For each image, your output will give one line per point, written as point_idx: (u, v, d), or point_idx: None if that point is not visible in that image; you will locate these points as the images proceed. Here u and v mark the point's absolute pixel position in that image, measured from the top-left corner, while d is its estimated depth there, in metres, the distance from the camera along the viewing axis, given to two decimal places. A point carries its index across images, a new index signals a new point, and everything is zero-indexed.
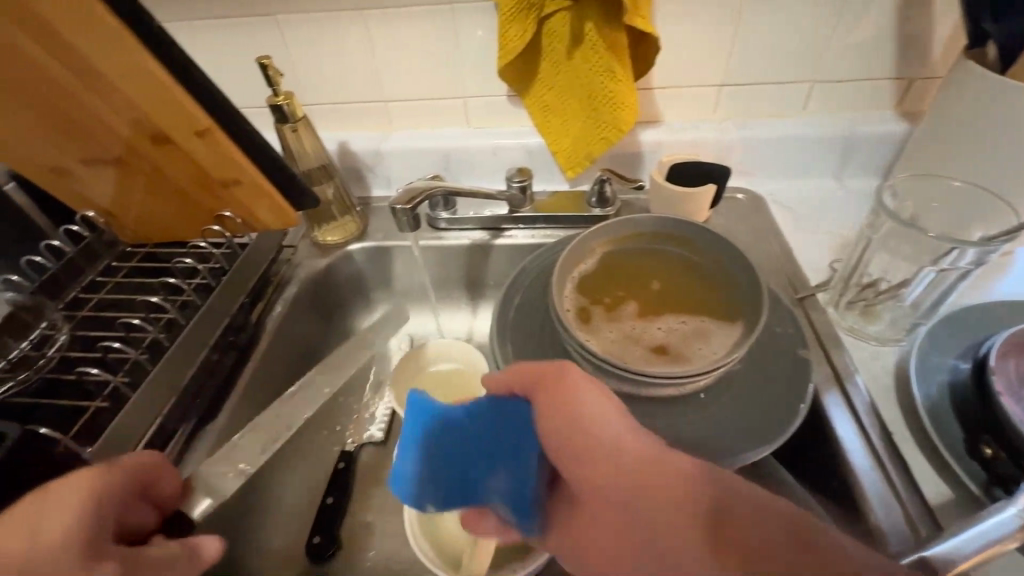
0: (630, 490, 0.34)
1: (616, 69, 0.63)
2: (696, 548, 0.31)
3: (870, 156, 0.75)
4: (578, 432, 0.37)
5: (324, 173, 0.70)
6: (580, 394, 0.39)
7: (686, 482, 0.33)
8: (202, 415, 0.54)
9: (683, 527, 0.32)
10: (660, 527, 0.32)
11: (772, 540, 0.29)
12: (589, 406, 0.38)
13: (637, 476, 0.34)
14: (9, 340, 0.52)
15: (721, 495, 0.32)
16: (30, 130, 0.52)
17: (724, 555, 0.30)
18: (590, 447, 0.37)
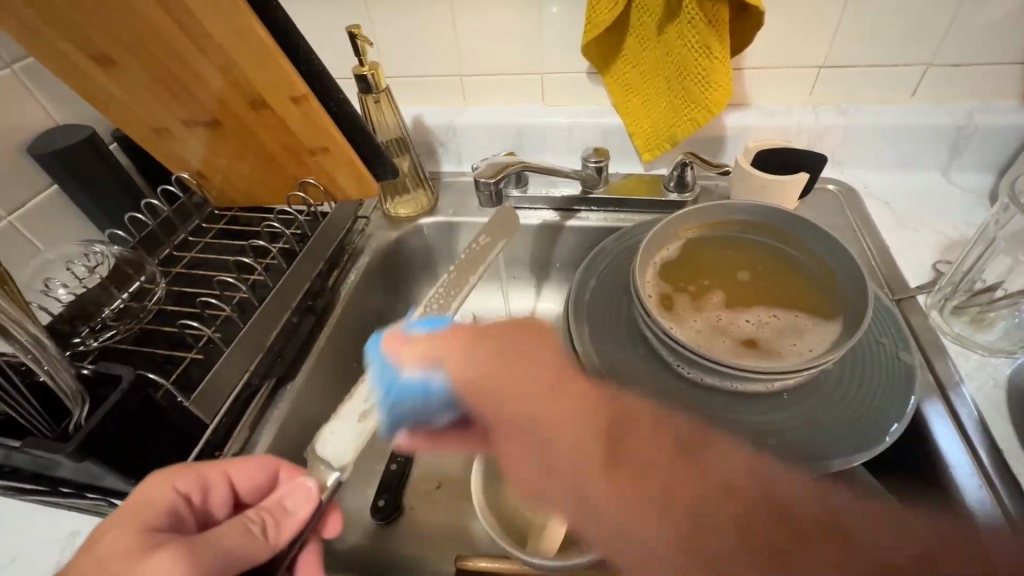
0: (527, 431, 0.36)
1: (714, 45, 0.58)
2: (548, 387, 0.36)
3: (985, 150, 0.68)
4: (497, 386, 0.36)
5: (400, 146, 0.71)
6: (513, 365, 0.36)
7: (596, 418, 0.35)
8: (283, 373, 0.56)
9: (541, 389, 0.36)
10: (519, 395, 0.36)
11: (632, 423, 0.35)
12: (477, 345, 0.38)
13: (536, 415, 0.35)
14: (113, 289, 0.57)
15: (619, 419, 0.35)
16: (140, 91, 0.54)
17: (618, 473, 0.33)
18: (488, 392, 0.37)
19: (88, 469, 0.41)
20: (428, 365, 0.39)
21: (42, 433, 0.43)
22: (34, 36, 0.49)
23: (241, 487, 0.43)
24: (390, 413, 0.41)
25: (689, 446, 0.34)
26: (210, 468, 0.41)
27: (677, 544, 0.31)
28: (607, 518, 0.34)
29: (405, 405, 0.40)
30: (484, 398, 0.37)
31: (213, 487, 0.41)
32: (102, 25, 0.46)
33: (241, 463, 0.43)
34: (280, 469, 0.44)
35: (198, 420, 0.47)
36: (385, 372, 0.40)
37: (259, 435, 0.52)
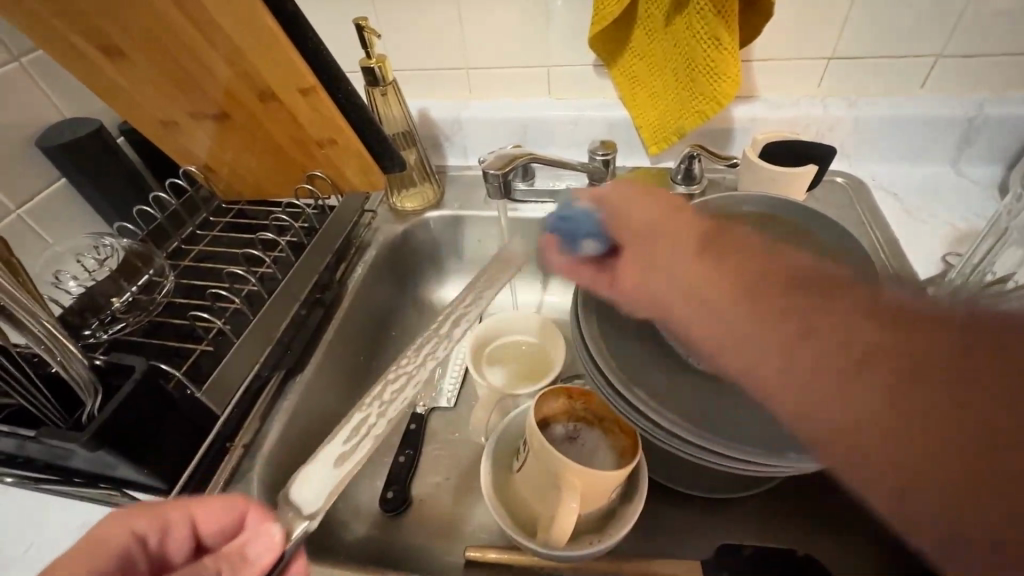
0: (651, 250, 0.49)
1: (723, 36, 0.58)
2: (692, 260, 0.46)
3: (993, 142, 0.68)
4: (647, 240, 0.49)
5: (407, 139, 0.70)
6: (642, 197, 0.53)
7: (689, 232, 0.49)
8: (292, 365, 0.56)
9: (679, 257, 0.46)
10: (670, 263, 0.47)
11: (775, 301, 0.40)
12: (641, 202, 0.53)
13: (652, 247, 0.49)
14: (123, 282, 0.57)
15: (722, 262, 0.45)
16: (149, 83, 0.54)
17: (709, 257, 0.45)
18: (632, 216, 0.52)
19: (101, 458, 0.41)
20: (595, 201, 0.55)
21: (54, 423, 0.43)
22: (43, 28, 0.49)
23: (206, 527, 0.40)
24: (558, 225, 0.57)
25: (898, 312, 0.36)
26: (172, 509, 0.39)
27: (843, 376, 0.35)
28: (771, 378, 0.38)
29: (567, 227, 0.56)
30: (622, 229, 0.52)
31: (174, 527, 0.40)
32: (112, 16, 0.46)
33: (206, 503, 0.40)
34: (248, 512, 0.41)
35: (208, 411, 0.47)
36: (583, 213, 0.56)
37: (269, 425, 0.52)
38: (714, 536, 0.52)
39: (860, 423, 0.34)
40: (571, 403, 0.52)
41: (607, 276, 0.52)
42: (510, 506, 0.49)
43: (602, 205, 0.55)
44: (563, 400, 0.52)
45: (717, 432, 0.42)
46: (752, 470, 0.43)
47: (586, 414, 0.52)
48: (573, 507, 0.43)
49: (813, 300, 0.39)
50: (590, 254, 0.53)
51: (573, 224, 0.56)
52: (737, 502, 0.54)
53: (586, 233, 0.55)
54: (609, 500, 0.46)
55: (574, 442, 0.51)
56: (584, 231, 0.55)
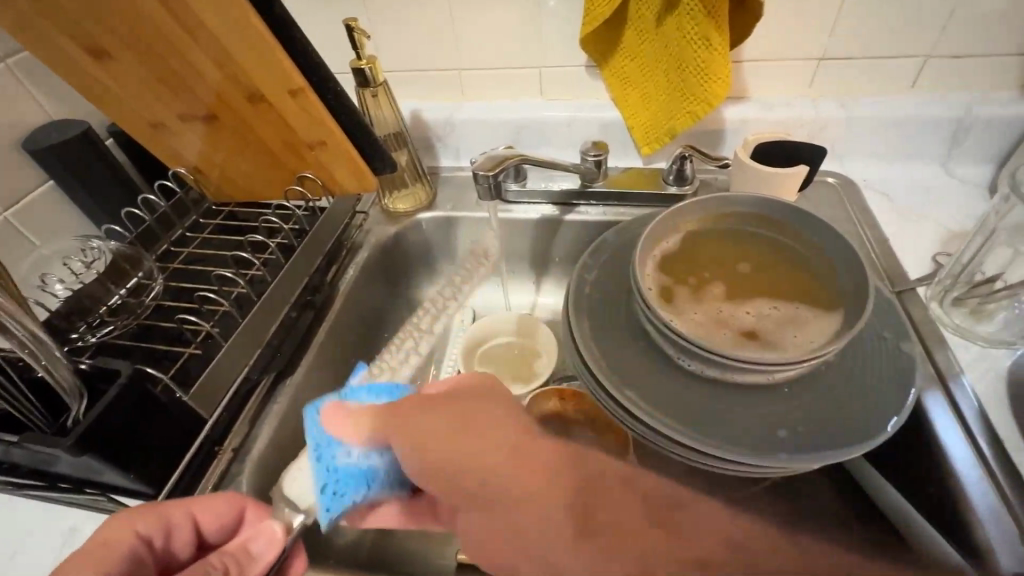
0: (511, 499, 0.34)
1: (713, 36, 0.58)
2: (565, 547, 0.32)
3: (984, 142, 0.68)
4: (451, 433, 0.38)
5: (398, 141, 0.70)
6: (484, 424, 0.37)
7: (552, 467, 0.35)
8: (282, 368, 0.56)
9: (559, 538, 0.32)
10: (553, 553, 0.32)
11: (650, 535, 0.30)
12: (470, 435, 0.37)
13: (517, 494, 0.34)
14: (110, 285, 0.56)
15: (591, 482, 0.34)
16: (136, 86, 0.54)
17: (590, 544, 0.31)
18: (471, 449, 0.36)
19: (86, 463, 0.40)
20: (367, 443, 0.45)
21: (39, 428, 0.43)
22: (27, 28, 0.48)
23: (203, 529, 0.41)
24: (327, 507, 0.46)
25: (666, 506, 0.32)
26: (174, 509, 0.39)
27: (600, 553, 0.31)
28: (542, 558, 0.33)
29: (342, 486, 0.46)
30: (464, 467, 0.37)
31: (176, 528, 0.39)
32: (98, 18, 0.46)
33: (210, 502, 0.41)
34: (248, 508, 0.42)
35: (197, 414, 0.47)
36: (332, 446, 0.47)
37: (259, 429, 0.51)
38: None
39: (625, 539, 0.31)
40: (563, 404, 0.54)
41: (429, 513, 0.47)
42: None
43: (352, 442, 0.46)
44: (556, 401, 0.54)
45: (709, 432, 0.42)
46: (743, 470, 0.42)
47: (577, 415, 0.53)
48: None
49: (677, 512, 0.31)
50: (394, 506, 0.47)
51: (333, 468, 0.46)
52: None
53: (379, 483, 0.46)
54: None
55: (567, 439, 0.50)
56: (352, 487, 0.46)
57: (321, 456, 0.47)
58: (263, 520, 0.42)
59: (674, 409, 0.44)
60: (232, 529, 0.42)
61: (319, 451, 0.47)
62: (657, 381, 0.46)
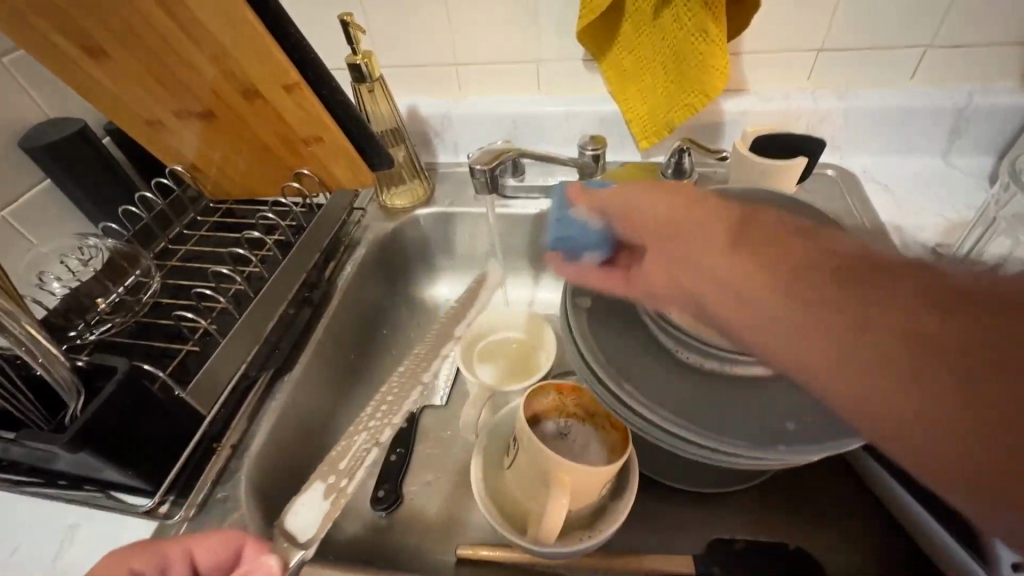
0: (680, 232, 0.33)
1: (711, 28, 0.58)
2: (722, 248, 0.31)
3: (985, 133, 0.68)
4: (642, 205, 0.37)
5: (395, 136, 0.70)
6: (652, 193, 0.37)
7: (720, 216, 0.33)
8: (281, 364, 0.56)
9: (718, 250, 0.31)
10: (700, 268, 0.32)
11: (791, 248, 0.30)
12: (654, 197, 0.37)
13: (687, 228, 0.34)
14: (108, 283, 0.56)
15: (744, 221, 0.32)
16: (131, 82, 0.54)
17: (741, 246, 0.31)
18: (647, 205, 0.37)
19: (85, 461, 0.41)
20: (594, 209, 0.42)
21: (37, 425, 0.43)
22: (22, 27, 0.48)
23: (205, 565, 0.40)
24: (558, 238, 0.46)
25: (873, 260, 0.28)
26: (169, 545, 0.39)
27: (786, 302, 0.28)
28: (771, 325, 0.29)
29: (566, 233, 0.45)
30: (635, 220, 0.37)
31: (175, 564, 0.39)
32: (91, 13, 0.46)
33: (209, 539, 0.40)
34: (246, 543, 0.40)
35: (195, 412, 0.47)
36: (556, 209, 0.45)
37: (258, 425, 0.51)
38: (705, 531, 0.52)
39: (819, 292, 0.28)
40: (562, 399, 0.51)
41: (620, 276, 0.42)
42: (499, 502, 0.49)
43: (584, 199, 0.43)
44: (554, 395, 0.51)
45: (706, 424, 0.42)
46: (739, 462, 0.42)
47: (576, 411, 0.51)
48: (562, 503, 0.42)
49: (873, 267, 0.28)
50: (592, 263, 0.44)
51: (571, 233, 0.44)
52: (730, 496, 0.54)
53: (587, 241, 0.44)
54: (599, 496, 0.45)
55: (565, 439, 0.50)
56: (580, 238, 0.44)
57: (561, 216, 0.46)
58: (262, 553, 0.39)
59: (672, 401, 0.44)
60: (237, 559, 0.40)
61: (558, 216, 0.46)
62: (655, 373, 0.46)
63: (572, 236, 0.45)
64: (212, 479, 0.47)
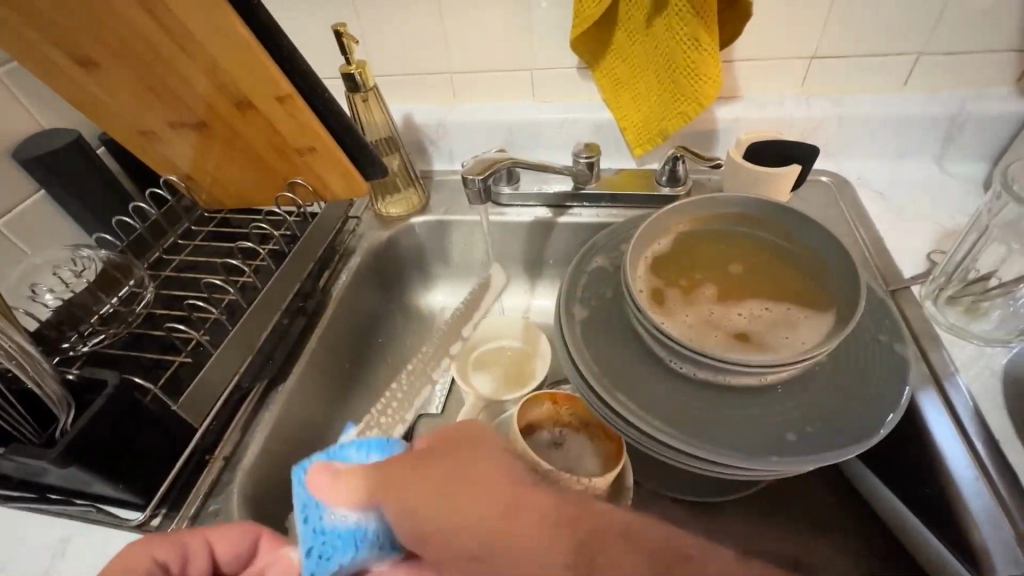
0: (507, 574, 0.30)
1: (703, 36, 0.58)
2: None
3: (979, 139, 0.68)
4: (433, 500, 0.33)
5: (389, 145, 0.70)
6: (464, 488, 0.33)
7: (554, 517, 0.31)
8: (275, 375, 0.56)
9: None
10: None
11: None
12: (468, 492, 0.33)
13: (517, 557, 0.30)
14: (101, 294, 0.56)
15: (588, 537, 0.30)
16: (125, 95, 0.54)
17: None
18: (471, 519, 0.32)
19: (75, 476, 0.40)
20: (359, 501, 0.36)
21: (27, 439, 0.43)
22: (16, 40, 0.48)
23: (222, 559, 0.40)
24: (313, 570, 0.37)
25: None
26: (192, 537, 0.39)
27: None
28: None
29: (329, 556, 0.37)
30: (435, 525, 0.33)
31: (193, 556, 0.39)
32: (82, 26, 0.46)
33: (235, 532, 0.40)
34: (264, 537, 0.41)
35: (187, 424, 0.47)
36: (318, 497, 0.38)
37: (251, 436, 0.51)
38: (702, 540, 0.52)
39: None
40: (557, 408, 0.52)
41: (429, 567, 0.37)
42: None
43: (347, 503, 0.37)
44: (548, 406, 0.52)
45: (700, 434, 0.42)
46: (733, 472, 0.42)
47: (571, 420, 0.52)
48: None
49: None
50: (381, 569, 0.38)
51: (329, 532, 0.37)
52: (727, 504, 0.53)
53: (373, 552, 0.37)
54: None
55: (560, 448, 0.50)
56: (355, 552, 0.37)
57: (312, 515, 0.38)
58: (280, 548, 0.41)
59: (667, 412, 0.43)
60: (250, 554, 0.41)
61: (304, 509, 0.38)
62: (649, 383, 0.45)
63: (326, 541, 0.37)
64: (206, 491, 0.47)
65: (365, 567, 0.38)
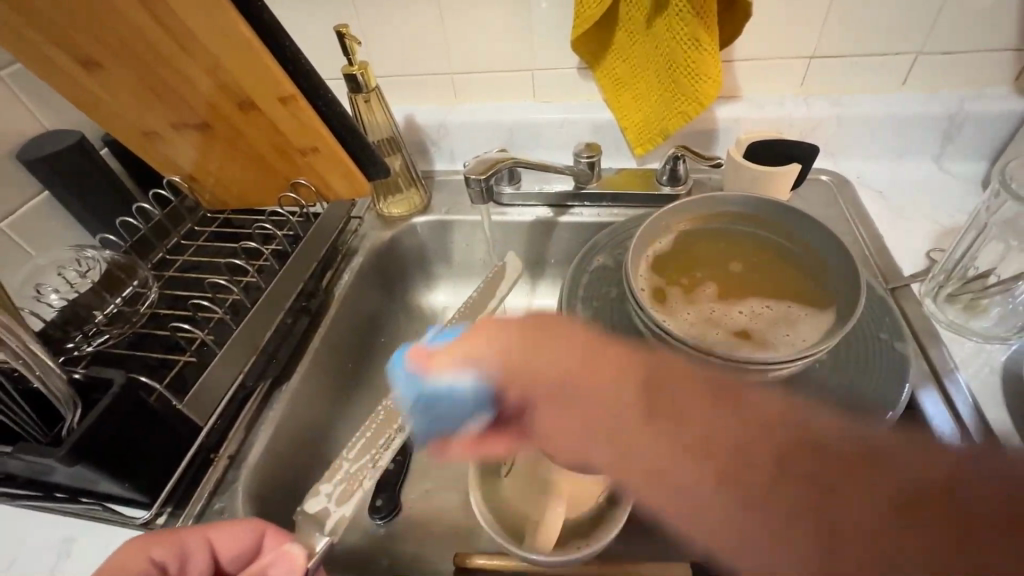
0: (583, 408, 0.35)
1: (702, 36, 0.58)
2: (638, 426, 0.33)
3: (977, 138, 0.68)
4: (519, 357, 0.36)
5: (391, 146, 0.70)
6: (538, 342, 0.36)
7: (632, 377, 0.34)
8: (278, 374, 0.56)
9: (631, 428, 0.33)
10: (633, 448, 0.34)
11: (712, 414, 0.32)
12: (553, 345, 0.36)
13: (599, 396, 0.34)
14: (105, 294, 0.57)
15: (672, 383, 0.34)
16: (128, 95, 0.54)
17: (661, 426, 0.33)
18: (541, 368, 0.36)
19: (81, 474, 0.41)
20: (461, 366, 0.38)
21: (34, 438, 0.43)
22: (20, 42, 0.48)
23: (223, 555, 0.40)
24: (427, 423, 0.42)
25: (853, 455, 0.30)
26: (189, 534, 0.39)
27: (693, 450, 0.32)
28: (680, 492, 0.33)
29: (433, 409, 0.40)
30: (525, 379, 0.36)
31: (192, 553, 0.39)
32: (85, 27, 0.46)
33: (234, 528, 0.40)
34: (266, 532, 0.41)
35: (191, 423, 0.47)
36: (422, 373, 0.40)
37: (255, 435, 0.51)
38: None
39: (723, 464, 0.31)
40: None
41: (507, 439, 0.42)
42: (497, 510, 0.48)
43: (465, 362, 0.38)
44: None
45: None
46: None
47: None
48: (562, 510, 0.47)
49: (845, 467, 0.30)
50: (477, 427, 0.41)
51: (439, 395, 0.39)
52: None
53: (467, 409, 0.40)
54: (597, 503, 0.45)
55: None
56: (455, 408, 0.40)
57: (412, 385, 0.41)
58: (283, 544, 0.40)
59: None
60: (255, 549, 0.41)
61: (416, 386, 0.40)
62: None
63: (440, 400, 0.39)
64: (210, 488, 0.47)
65: (461, 426, 0.42)
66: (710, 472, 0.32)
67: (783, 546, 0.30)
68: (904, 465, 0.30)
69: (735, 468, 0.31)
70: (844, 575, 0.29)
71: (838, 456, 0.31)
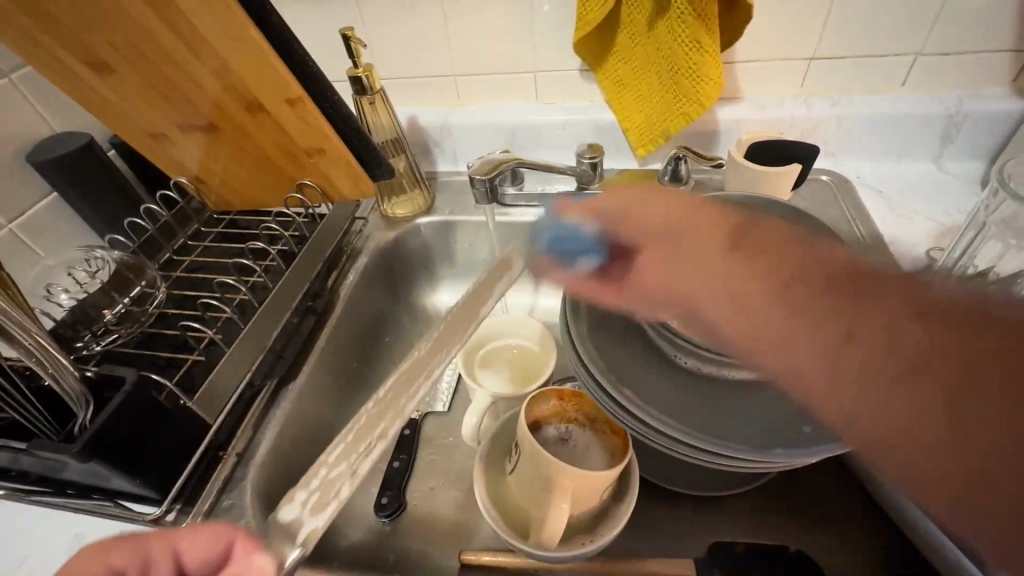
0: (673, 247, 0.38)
1: (704, 38, 0.59)
2: (718, 256, 0.36)
3: (975, 138, 0.69)
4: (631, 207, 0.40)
5: (396, 147, 0.71)
6: (643, 201, 0.40)
7: (718, 227, 0.37)
8: (285, 373, 0.57)
9: (715, 260, 0.36)
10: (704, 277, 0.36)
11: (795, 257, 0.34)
12: (653, 200, 0.40)
13: (683, 239, 0.38)
14: (114, 294, 0.58)
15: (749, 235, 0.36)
16: (136, 96, 0.55)
17: (740, 256, 0.35)
18: (641, 218, 0.39)
19: (93, 470, 0.41)
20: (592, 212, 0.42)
21: (47, 436, 0.43)
22: (31, 45, 0.49)
23: (190, 560, 0.37)
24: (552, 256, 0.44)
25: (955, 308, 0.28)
26: (153, 540, 0.37)
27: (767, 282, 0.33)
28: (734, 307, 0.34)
29: (559, 246, 0.44)
30: (631, 229, 0.40)
31: (159, 558, 0.37)
32: (96, 30, 0.47)
33: (200, 535, 0.37)
34: (233, 540, 0.37)
35: (200, 421, 0.48)
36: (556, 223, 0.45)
37: (262, 433, 0.52)
38: (704, 534, 0.52)
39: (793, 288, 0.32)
40: (563, 404, 0.52)
41: (617, 287, 0.41)
42: (502, 507, 0.49)
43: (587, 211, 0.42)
44: (555, 400, 0.51)
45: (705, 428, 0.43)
46: (738, 466, 0.43)
47: (577, 416, 0.52)
48: (563, 509, 0.43)
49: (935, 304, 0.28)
50: (587, 271, 0.42)
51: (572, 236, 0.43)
52: (728, 499, 0.54)
53: (586, 252, 0.43)
54: (601, 499, 0.46)
55: (566, 443, 0.51)
56: (579, 245, 0.43)
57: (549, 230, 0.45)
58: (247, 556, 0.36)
59: (672, 407, 0.44)
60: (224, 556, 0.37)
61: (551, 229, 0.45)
62: (655, 378, 0.46)
63: (571, 238, 0.43)
64: (218, 486, 0.48)
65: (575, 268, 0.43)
66: (773, 293, 0.33)
67: (827, 361, 0.30)
68: (947, 289, 0.29)
69: (803, 287, 0.32)
70: (902, 403, 0.28)
71: (943, 307, 0.28)
